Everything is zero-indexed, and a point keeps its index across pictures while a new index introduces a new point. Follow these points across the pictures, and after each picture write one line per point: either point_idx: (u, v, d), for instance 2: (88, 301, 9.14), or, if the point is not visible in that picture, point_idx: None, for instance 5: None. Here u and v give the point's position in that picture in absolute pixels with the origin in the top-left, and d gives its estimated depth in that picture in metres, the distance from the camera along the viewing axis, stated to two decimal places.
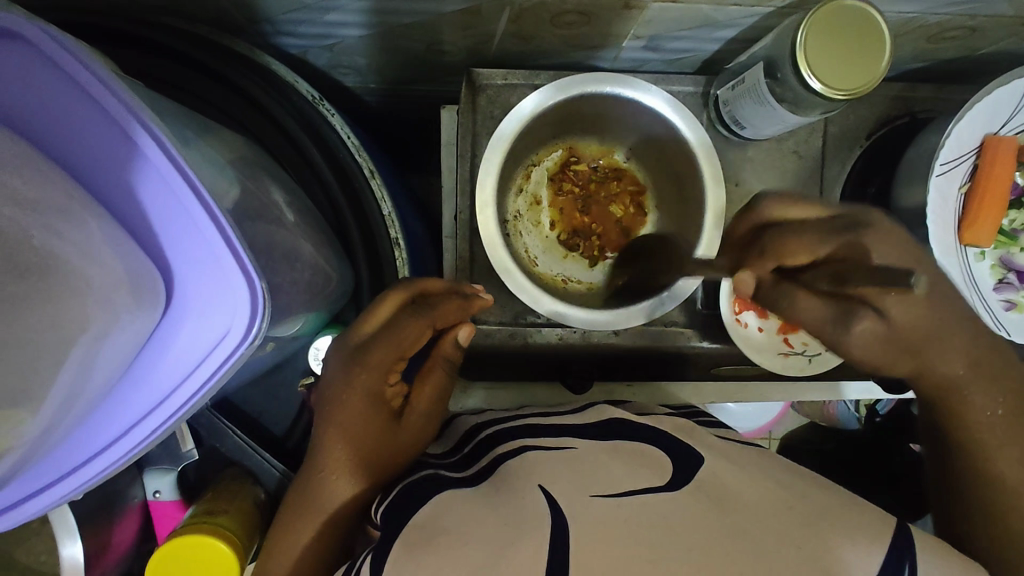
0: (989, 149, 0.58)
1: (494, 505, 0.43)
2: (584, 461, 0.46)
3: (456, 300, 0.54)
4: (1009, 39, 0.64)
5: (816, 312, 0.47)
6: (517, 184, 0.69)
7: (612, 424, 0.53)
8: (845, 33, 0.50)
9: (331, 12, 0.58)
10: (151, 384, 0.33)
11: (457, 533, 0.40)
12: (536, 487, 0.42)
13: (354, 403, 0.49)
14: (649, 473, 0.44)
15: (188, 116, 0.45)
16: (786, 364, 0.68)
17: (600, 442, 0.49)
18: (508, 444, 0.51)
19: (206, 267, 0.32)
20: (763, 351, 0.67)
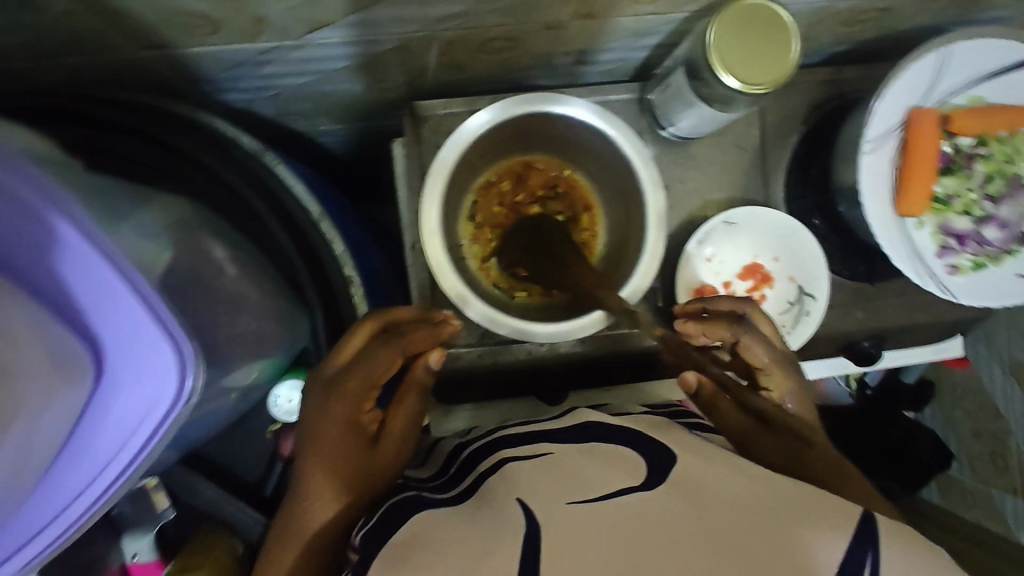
0: (913, 122, 0.59)
1: (477, 522, 0.43)
2: (563, 467, 0.47)
3: (424, 327, 0.54)
4: (922, 15, 0.66)
5: (735, 421, 0.59)
6: (479, 193, 0.70)
7: (583, 428, 0.53)
8: (753, 32, 0.52)
9: (267, 65, 0.60)
10: (94, 452, 0.33)
11: (423, 555, 0.41)
12: (516, 500, 0.43)
13: (330, 434, 0.50)
14: (624, 474, 0.45)
15: (127, 185, 0.46)
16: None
17: (574, 446, 0.51)
18: (486, 461, 0.52)
19: (133, 333, 0.32)
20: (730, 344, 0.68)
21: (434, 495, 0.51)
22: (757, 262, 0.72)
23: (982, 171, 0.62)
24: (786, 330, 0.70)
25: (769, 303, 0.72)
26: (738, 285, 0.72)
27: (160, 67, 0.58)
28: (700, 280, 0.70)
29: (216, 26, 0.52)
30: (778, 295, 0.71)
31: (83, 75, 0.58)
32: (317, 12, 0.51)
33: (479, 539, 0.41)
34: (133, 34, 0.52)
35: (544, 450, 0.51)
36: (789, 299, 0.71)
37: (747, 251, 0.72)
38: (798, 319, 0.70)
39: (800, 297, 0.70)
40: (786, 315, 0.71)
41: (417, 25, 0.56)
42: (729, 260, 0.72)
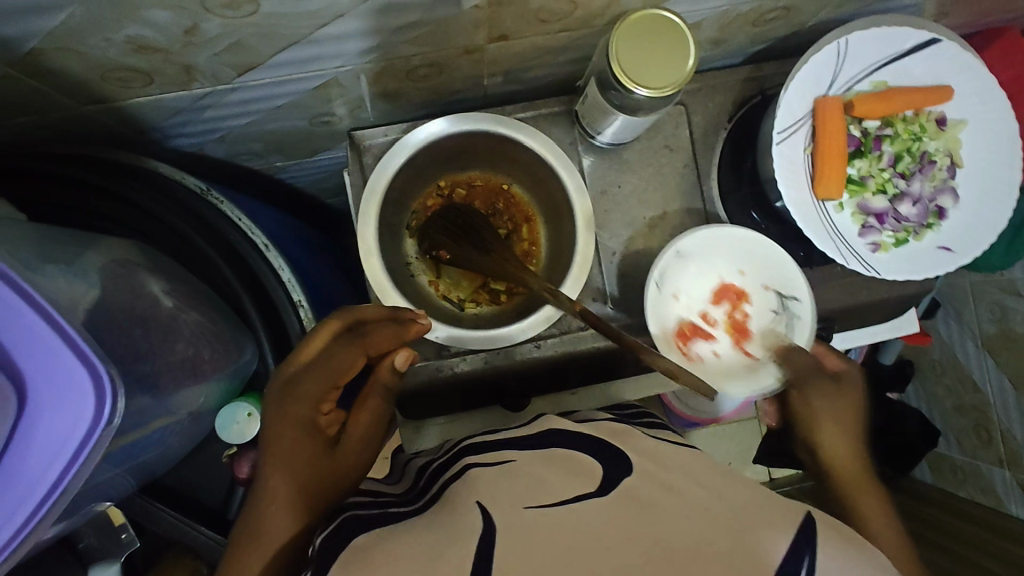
0: (820, 110, 0.62)
1: (434, 528, 0.44)
2: (522, 472, 0.47)
3: (387, 326, 0.57)
4: (826, 10, 0.70)
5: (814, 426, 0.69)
6: (422, 201, 0.72)
7: (548, 434, 0.54)
8: (650, 40, 0.55)
9: (206, 109, 0.64)
10: (16, 485, 0.34)
11: (380, 556, 0.42)
12: (475, 503, 0.43)
13: (287, 438, 0.52)
14: (578, 479, 0.45)
15: (69, 232, 0.49)
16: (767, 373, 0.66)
17: (536, 452, 0.51)
18: (453, 467, 0.53)
19: (53, 366, 0.34)
20: (723, 369, 0.67)
21: (398, 509, 0.51)
22: (727, 283, 0.69)
23: (890, 151, 0.65)
24: (780, 321, 0.67)
25: (754, 319, 0.68)
26: (714, 311, 0.70)
27: (106, 120, 0.62)
28: (676, 319, 0.68)
29: (148, 77, 0.55)
30: (761, 301, 0.68)
31: (34, 134, 0.62)
32: (241, 58, 0.55)
33: (431, 544, 0.41)
34: (73, 92, 0.55)
35: (508, 456, 0.51)
36: (773, 306, 0.67)
37: (710, 278, 0.69)
38: (790, 313, 0.66)
39: (784, 298, 0.66)
40: (777, 320, 0.67)
41: (341, 60, 0.59)
42: (694, 293, 0.70)
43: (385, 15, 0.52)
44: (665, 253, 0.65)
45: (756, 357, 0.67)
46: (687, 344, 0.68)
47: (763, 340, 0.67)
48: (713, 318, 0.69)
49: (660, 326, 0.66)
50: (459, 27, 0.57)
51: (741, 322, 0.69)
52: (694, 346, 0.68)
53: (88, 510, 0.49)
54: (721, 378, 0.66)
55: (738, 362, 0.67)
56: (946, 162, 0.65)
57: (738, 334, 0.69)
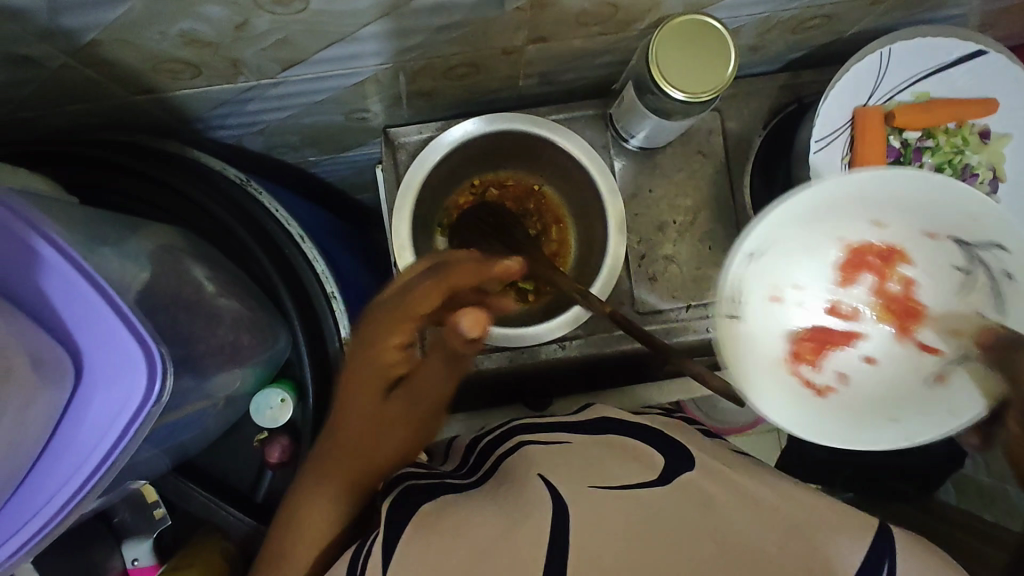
0: (860, 120, 0.62)
1: (486, 504, 0.45)
2: (581, 455, 0.49)
3: (473, 263, 0.52)
4: (867, 19, 0.69)
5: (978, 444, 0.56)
6: (456, 198, 0.73)
7: (599, 420, 0.56)
8: (691, 44, 0.55)
9: (249, 102, 0.66)
10: (68, 455, 0.35)
11: (450, 525, 0.44)
12: (538, 476, 0.46)
13: (359, 384, 0.53)
14: (641, 468, 0.47)
15: (117, 217, 0.51)
16: (915, 373, 0.53)
17: (592, 436, 0.53)
18: (508, 442, 0.54)
19: (107, 344, 0.35)
20: (893, 382, 0.53)
21: (465, 480, 0.52)
22: (863, 243, 0.55)
23: (931, 163, 0.64)
24: (975, 305, 0.51)
25: (920, 291, 0.54)
26: (849, 297, 0.57)
27: (154, 110, 0.63)
28: (784, 336, 0.56)
29: (197, 70, 0.57)
30: (931, 272, 0.54)
31: (85, 122, 0.64)
32: (287, 53, 0.56)
33: (495, 519, 0.43)
34: (126, 82, 0.57)
35: (562, 437, 0.52)
36: (956, 265, 0.52)
37: (828, 243, 0.55)
38: (990, 289, 0.50)
39: (972, 255, 0.51)
40: (959, 317, 0.52)
41: (383, 58, 0.61)
42: (814, 281, 0.57)
43: (430, 14, 0.53)
44: (887, 201, 0.52)
45: (940, 353, 0.52)
46: (806, 364, 0.55)
47: (939, 297, 0.54)
48: (845, 308, 0.57)
49: (754, 290, 0.54)
50: (501, 28, 0.58)
51: (907, 299, 0.55)
52: (823, 362, 0.55)
53: (125, 486, 0.50)
54: (923, 417, 0.49)
55: (873, 410, 0.52)
56: (989, 175, 0.64)
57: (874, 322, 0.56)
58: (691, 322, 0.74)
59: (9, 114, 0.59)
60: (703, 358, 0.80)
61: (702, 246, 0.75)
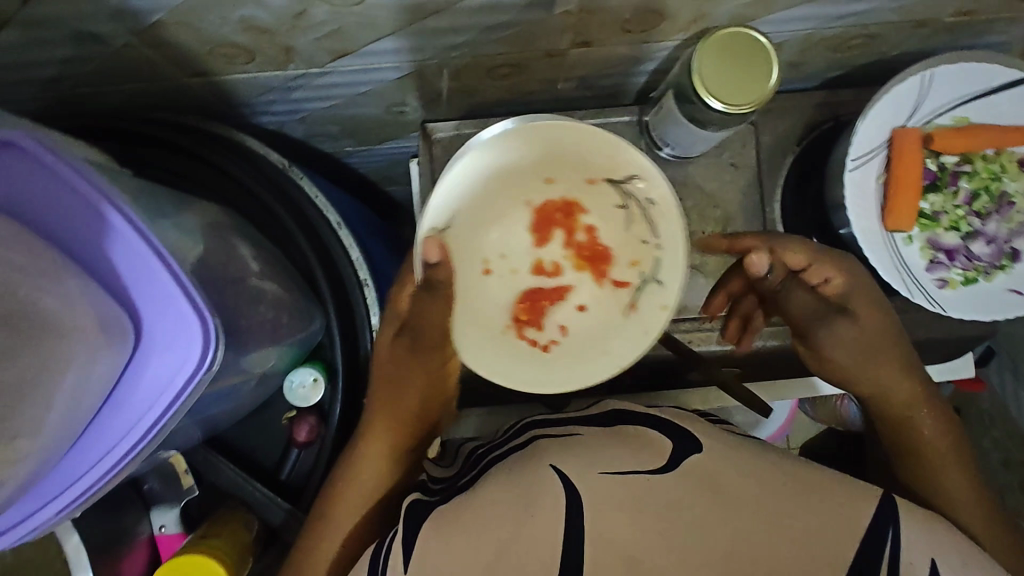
0: (897, 141, 0.62)
1: (499, 493, 0.48)
2: (590, 444, 0.49)
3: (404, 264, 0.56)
4: (910, 40, 0.69)
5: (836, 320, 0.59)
6: None
7: (614, 414, 0.55)
8: (736, 57, 0.56)
9: (296, 90, 0.67)
10: (126, 413, 0.38)
11: (469, 516, 0.47)
12: (548, 465, 0.47)
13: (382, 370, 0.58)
14: (649, 456, 0.47)
15: (168, 192, 0.53)
16: (631, 325, 0.53)
17: (604, 429, 0.52)
18: (518, 438, 0.56)
19: (167, 312, 0.37)
20: (603, 333, 0.54)
21: (458, 483, 0.55)
22: (546, 203, 0.55)
23: (967, 188, 0.64)
24: (654, 244, 0.52)
25: (603, 236, 0.55)
26: (550, 253, 0.56)
27: (204, 92, 0.65)
28: (513, 296, 0.56)
29: (251, 55, 0.58)
30: (604, 215, 0.54)
31: (137, 100, 0.66)
32: (339, 44, 0.58)
33: (508, 510, 0.45)
34: (182, 65, 0.59)
35: (573, 429, 0.53)
36: (616, 206, 0.53)
37: (518, 208, 0.55)
38: (643, 217, 0.52)
39: (625, 195, 0.52)
40: (643, 251, 0.53)
41: (430, 54, 0.62)
42: (516, 245, 0.56)
43: (481, 13, 0.55)
44: (537, 157, 0.52)
45: (632, 284, 0.54)
46: (527, 328, 0.54)
47: (620, 250, 0.54)
48: (551, 262, 0.56)
49: (464, 262, 0.54)
50: (548, 30, 0.59)
51: (593, 246, 0.55)
52: (547, 317, 0.55)
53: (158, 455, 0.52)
54: (608, 353, 0.52)
55: (573, 356, 0.53)
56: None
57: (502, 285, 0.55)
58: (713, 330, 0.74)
59: (67, 89, 0.62)
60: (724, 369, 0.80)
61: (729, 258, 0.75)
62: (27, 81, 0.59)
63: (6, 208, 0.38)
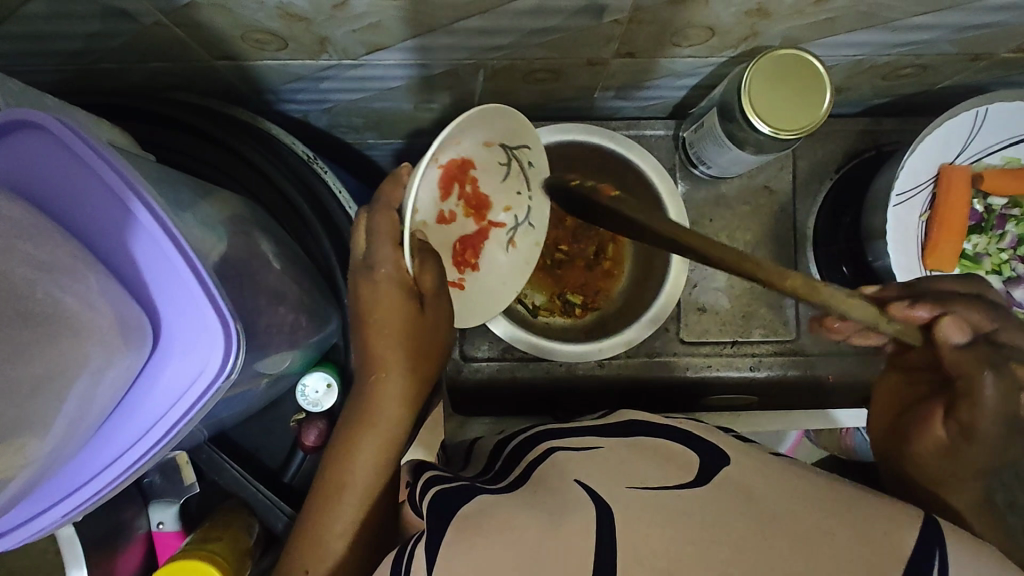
0: (944, 178, 0.60)
1: (523, 509, 0.43)
2: (615, 461, 0.45)
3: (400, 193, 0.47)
4: (962, 74, 0.67)
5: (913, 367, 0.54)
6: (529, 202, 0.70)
7: (628, 425, 0.52)
8: (787, 80, 0.54)
9: (325, 81, 0.65)
10: (139, 417, 0.36)
11: (501, 524, 0.41)
12: (576, 482, 0.43)
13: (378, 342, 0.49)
14: (675, 470, 0.43)
15: (189, 180, 0.51)
16: (510, 254, 0.64)
17: (627, 440, 0.49)
18: (534, 450, 0.52)
19: (189, 315, 0.36)
20: (513, 267, 0.64)
21: (493, 487, 0.50)
22: (449, 161, 0.54)
23: (1013, 232, 0.63)
24: (526, 195, 0.62)
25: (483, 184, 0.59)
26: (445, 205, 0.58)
27: (230, 76, 0.63)
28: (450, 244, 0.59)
29: (284, 43, 0.56)
30: (486, 167, 0.58)
31: (162, 80, 0.64)
32: (375, 38, 0.55)
33: (530, 528, 0.40)
34: (211, 47, 0.57)
35: (594, 442, 0.49)
36: (501, 160, 0.58)
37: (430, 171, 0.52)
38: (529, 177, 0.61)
39: (510, 154, 0.59)
40: (518, 200, 0.62)
41: (467, 54, 0.60)
42: (425, 203, 0.55)
43: (526, 16, 0.53)
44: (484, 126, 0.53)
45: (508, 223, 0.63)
46: (467, 266, 0.61)
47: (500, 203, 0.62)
48: (450, 212, 0.58)
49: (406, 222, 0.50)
50: (592, 38, 0.57)
51: (477, 195, 0.60)
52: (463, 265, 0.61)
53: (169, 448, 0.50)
54: (510, 280, 0.63)
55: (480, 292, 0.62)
56: None
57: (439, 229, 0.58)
58: (733, 356, 0.72)
59: (89, 63, 0.59)
60: (744, 395, 0.77)
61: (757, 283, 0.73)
62: (48, 52, 0.57)
63: (28, 195, 0.36)
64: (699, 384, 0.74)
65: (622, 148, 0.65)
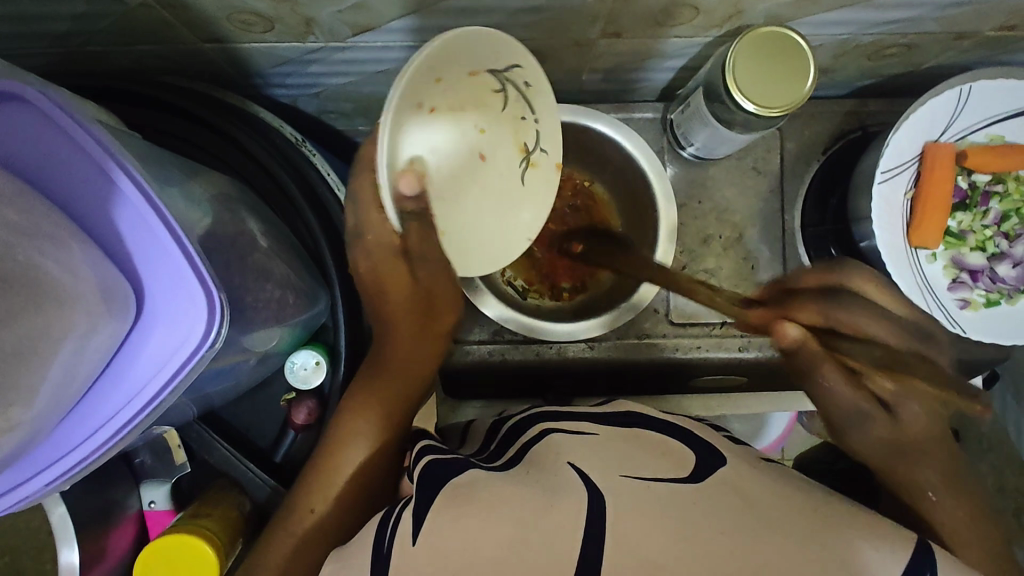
0: (928, 156, 0.60)
1: (512, 487, 0.43)
2: (608, 446, 0.46)
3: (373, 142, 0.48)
4: (947, 54, 0.67)
5: (843, 395, 0.52)
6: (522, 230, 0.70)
7: (624, 415, 0.52)
8: (770, 58, 0.55)
9: (312, 64, 0.65)
10: (124, 385, 0.36)
11: (485, 497, 0.42)
12: (568, 464, 0.43)
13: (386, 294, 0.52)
14: (668, 464, 0.44)
15: (174, 159, 0.51)
16: (529, 183, 0.57)
17: (618, 429, 0.50)
18: (530, 432, 0.52)
19: (172, 285, 0.36)
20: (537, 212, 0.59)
21: (492, 464, 0.50)
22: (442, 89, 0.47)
23: (997, 209, 0.63)
24: (531, 117, 0.54)
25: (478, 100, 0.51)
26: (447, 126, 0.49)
27: (218, 59, 0.63)
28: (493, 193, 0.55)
29: (270, 24, 0.56)
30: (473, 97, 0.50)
31: (149, 63, 0.64)
32: (361, 19, 0.56)
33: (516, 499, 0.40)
34: (198, 29, 0.57)
35: (588, 428, 0.50)
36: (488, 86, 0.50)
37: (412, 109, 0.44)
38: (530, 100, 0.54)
39: (502, 79, 0.51)
40: (523, 125, 0.54)
41: None
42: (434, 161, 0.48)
43: None
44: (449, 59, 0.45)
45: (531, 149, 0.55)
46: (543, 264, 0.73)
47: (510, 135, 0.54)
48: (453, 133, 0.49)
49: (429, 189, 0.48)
50: (578, 18, 0.57)
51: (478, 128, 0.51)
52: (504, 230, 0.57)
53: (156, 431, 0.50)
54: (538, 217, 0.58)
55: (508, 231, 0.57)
56: None
57: (452, 182, 0.50)
58: (723, 336, 0.73)
59: (77, 46, 0.60)
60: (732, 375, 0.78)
61: (744, 264, 0.73)
62: (34, 34, 0.57)
63: (12, 166, 0.36)
64: (686, 366, 0.75)
65: (613, 126, 0.64)
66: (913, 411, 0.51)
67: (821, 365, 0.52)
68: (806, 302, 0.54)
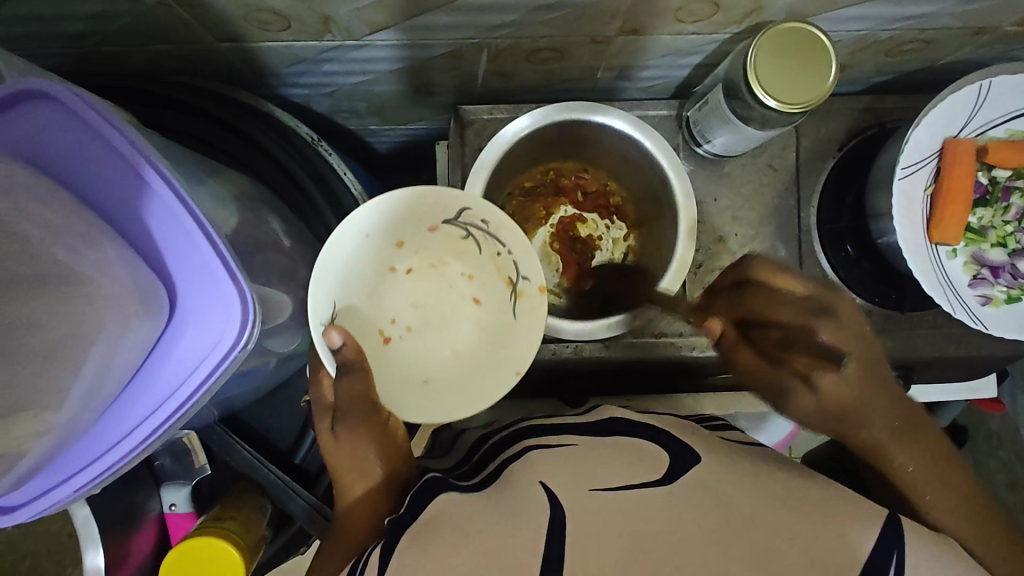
0: (949, 152, 0.60)
1: (486, 509, 0.41)
2: (583, 458, 0.44)
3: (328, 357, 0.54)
4: (964, 49, 0.67)
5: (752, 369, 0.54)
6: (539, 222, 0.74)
7: (608, 422, 0.50)
8: (791, 54, 0.54)
9: (327, 64, 0.65)
10: (155, 387, 0.36)
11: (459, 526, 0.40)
12: (539, 483, 0.41)
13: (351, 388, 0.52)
14: (643, 473, 0.42)
15: (194, 158, 0.50)
16: (519, 314, 0.60)
17: (597, 438, 0.47)
18: (513, 446, 0.49)
19: (204, 285, 0.36)
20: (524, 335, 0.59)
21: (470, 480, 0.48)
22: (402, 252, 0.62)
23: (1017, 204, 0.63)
24: (505, 251, 0.60)
25: (443, 238, 0.62)
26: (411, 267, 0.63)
27: (232, 59, 0.63)
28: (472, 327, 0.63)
29: (287, 23, 0.56)
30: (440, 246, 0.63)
31: (164, 63, 0.63)
32: (379, 17, 0.55)
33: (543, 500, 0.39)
34: (215, 28, 0.57)
35: (570, 438, 0.47)
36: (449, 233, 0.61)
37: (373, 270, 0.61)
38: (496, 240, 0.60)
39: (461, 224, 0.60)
40: (502, 261, 0.61)
41: (472, 33, 0.60)
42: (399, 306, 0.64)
43: None
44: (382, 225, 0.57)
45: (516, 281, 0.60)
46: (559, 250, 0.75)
47: (489, 270, 0.62)
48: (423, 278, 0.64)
49: (363, 338, 0.60)
50: (597, 15, 0.57)
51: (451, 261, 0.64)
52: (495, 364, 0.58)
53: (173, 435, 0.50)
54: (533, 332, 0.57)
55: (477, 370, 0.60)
56: None
57: (425, 320, 0.64)
58: None
59: (92, 46, 0.59)
60: None
61: None
62: (48, 35, 0.57)
63: (41, 166, 0.36)
64: (700, 365, 0.74)
65: (630, 124, 0.64)
66: (830, 380, 0.50)
67: (740, 351, 0.54)
68: (762, 299, 0.52)
